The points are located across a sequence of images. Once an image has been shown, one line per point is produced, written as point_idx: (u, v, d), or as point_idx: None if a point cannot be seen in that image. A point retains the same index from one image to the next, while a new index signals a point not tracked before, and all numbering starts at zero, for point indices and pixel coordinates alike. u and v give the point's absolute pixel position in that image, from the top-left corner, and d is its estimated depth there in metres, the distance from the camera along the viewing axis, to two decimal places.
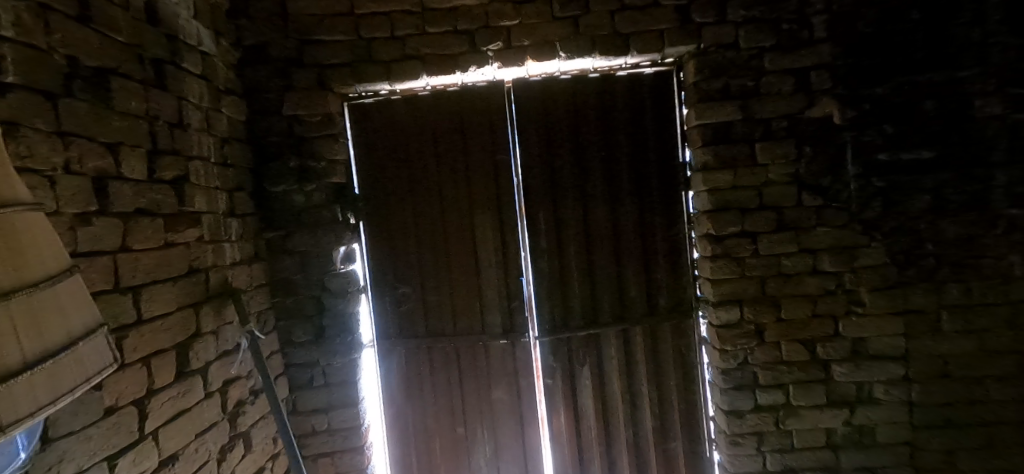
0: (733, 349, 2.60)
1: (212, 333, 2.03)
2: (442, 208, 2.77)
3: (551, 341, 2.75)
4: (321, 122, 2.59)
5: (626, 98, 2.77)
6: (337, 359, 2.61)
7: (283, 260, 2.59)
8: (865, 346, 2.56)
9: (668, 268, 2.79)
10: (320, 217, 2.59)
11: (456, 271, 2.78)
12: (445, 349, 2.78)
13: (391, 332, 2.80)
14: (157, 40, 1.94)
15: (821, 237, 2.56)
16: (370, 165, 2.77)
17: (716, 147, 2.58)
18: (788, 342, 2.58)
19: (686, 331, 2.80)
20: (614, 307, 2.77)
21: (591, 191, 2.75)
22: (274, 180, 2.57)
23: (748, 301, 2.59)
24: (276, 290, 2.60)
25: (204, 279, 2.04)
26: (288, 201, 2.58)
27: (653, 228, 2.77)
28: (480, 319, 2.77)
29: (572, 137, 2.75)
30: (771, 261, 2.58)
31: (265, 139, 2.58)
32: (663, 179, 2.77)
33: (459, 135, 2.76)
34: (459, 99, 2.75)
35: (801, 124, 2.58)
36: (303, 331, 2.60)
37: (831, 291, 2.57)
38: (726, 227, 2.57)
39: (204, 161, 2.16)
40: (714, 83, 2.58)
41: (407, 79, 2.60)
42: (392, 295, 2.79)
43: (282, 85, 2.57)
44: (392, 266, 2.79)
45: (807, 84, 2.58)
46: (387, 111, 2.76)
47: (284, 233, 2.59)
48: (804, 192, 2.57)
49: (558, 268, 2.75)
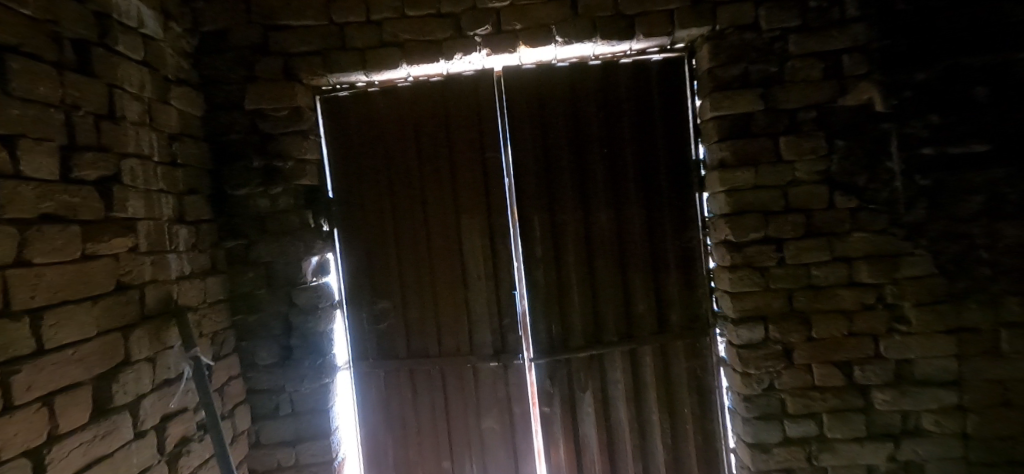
0: (756, 373, 2.28)
1: (146, 360, 1.75)
2: (425, 212, 2.46)
3: (548, 364, 2.42)
4: (288, 117, 2.30)
5: (631, 89, 2.46)
6: (306, 385, 2.30)
7: (245, 272, 2.30)
8: (909, 369, 2.23)
9: (680, 280, 2.47)
10: (286, 224, 2.30)
11: (440, 284, 2.47)
12: (428, 372, 2.47)
13: (368, 352, 2.49)
14: (82, 20, 1.68)
15: (856, 244, 2.23)
16: (346, 166, 2.48)
17: (734, 142, 2.27)
18: (820, 365, 2.25)
19: (702, 350, 2.47)
20: (620, 324, 2.44)
21: (592, 193, 2.44)
22: (235, 183, 2.28)
23: (773, 318, 2.27)
24: (237, 307, 2.30)
25: (138, 296, 1.76)
26: (250, 206, 2.29)
27: (663, 235, 2.46)
28: (468, 338, 2.45)
29: (571, 133, 2.44)
30: (799, 272, 2.26)
31: (224, 138, 2.29)
32: (674, 178, 2.46)
33: (444, 131, 2.46)
34: (444, 91, 2.45)
35: (832, 115, 2.26)
36: (267, 353, 2.30)
37: (870, 306, 2.24)
38: (747, 233, 2.26)
39: (143, 159, 1.88)
40: (731, 70, 2.28)
41: (385, 68, 2.32)
42: (369, 311, 2.49)
43: (244, 75, 2.28)
44: (369, 278, 2.49)
45: (838, 69, 2.26)
46: (363, 104, 2.47)
47: (247, 242, 2.30)
48: (837, 192, 2.24)
49: (556, 281, 2.43)
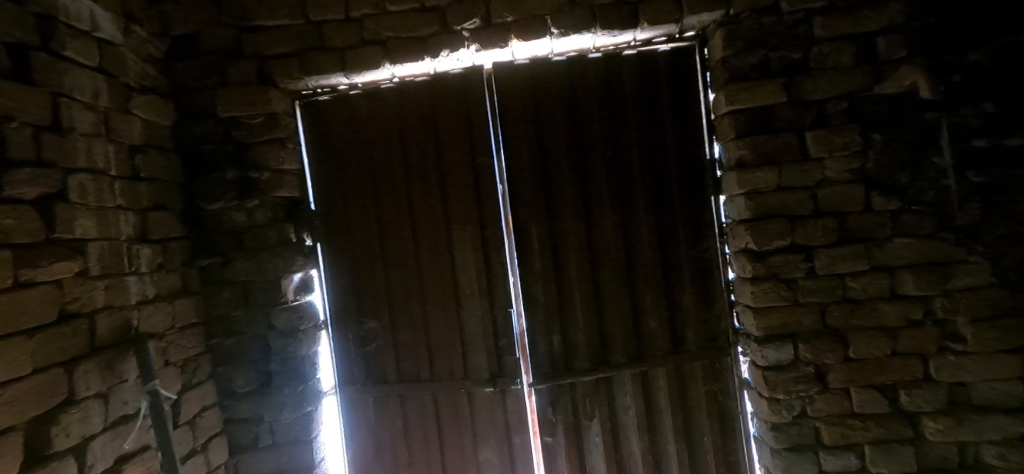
0: (786, 398, 2.03)
1: (97, 396, 1.58)
2: (414, 224, 2.27)
3: (550, 389, 2.19)
4: (264, 124, 2.13)
5: (637, 82, 2.23)
6: (286, 414, 2.12)
7: (221, 292, 2.12)
8: (965, 394, 1.95)
9: (696, 294, 2.22)
10: (264, 240, 2.12)
11: (432, 301, 2.26)
12: (420, 399, 2.27)
13: (355, 377, 2.30)
14: (20, 22, 1.53)
15: (898, 251, 1.98)
16: (329, 176, 2.30)
17: (754, 139, 2.04)
18: (859, 389, 1.99)
19: (723, 372, 2.22)
20: (630, 344, 2.20)
21: (596, 200, 2.21)
22: (207, 197, 2.10)
23: (804, 336, 2.02)
24: (213, 330, 2.12)
25: (86, 327, 1.59)
26: (224, 222, 2.12)
27: (676, 245, 2.22)
28: (462, 361, 2.24)
29: (571, 134, 2.21)
30: (833, 283, 2.01)
31: (197, 148, 2.13)
32: (688, 180, 2.22)
33: (432, 135, 2.26)
34: (432, 91, 2.25)
35: (865, 105, 2.00)
36: (245, 380, 2.12)
37: (918, 321, 1.97)
38: (772, 240, 2.02)
39: (96, 174, 1.72)
40: (749, 59, 2.05)
41: (366, 69, 2.13)
42: (356, 332, 2.30)
43: (217, 81, 2.12)
44: (355, 297, 2.30)
45: (871, 53, 2.00)
46: (347, 109, 2.29)
47: (223, 260, 2.13)
48: (874, 192, 1.99)
49: (557, 298, 2.20)
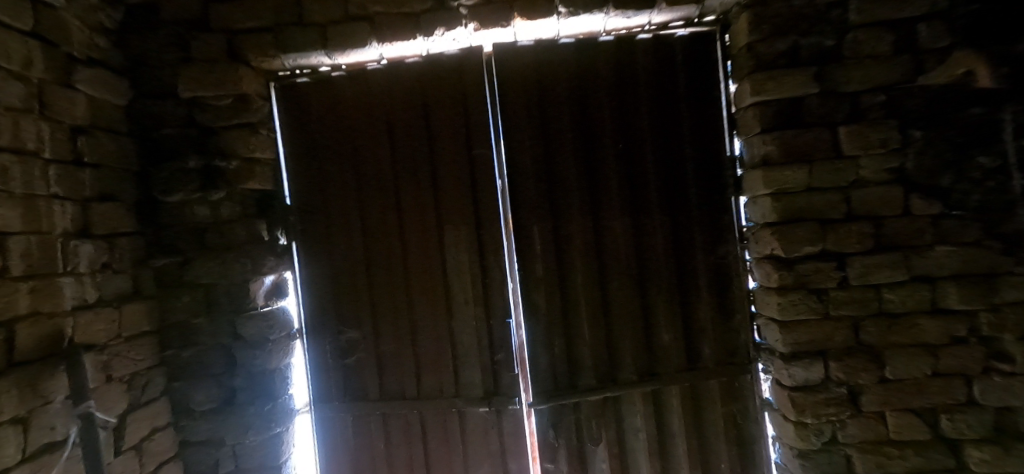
0: (815, 423, 1.83)
1: (12, 422, 1.32)
2: (401, 221, 2.03)
3: (552, 410, 1.96)
4: (231, 107, 1.88)
5: (650, 71, 2.01)
6: (251, 437, 1.86)
7: (178, 297, 1.85)
8: (1013, 420, 1.76)
9: (714, 304, 2.01)
10: (230, 238, 1.86)
11: (419, 309, 2.02)
12: (404, 418, 2.02)
13: (333, 393, 2.06)
14: None
15: (939, 260, 1.79)
16: (307, 167, 2.05)
17: (782, 134, 1.84)
18: (895, 413, 1.81)
19: (743, 392, 2.01)
20: (641, 361, 1.98)
21: (605, 198, 1.99)
22: (165, 188, 1.84)
23: (835, 354, 1.82)
24: (168, 340, 1.86)
25: (2, 338, 1.33)
26: (184, 217, 1.86)
27: (692, 251, 2.00)
28: (453, 377, 2.00)
29: (578, 126, 1.99)
30: (867, 294, 1.81)
31: (155, 133, 1.86)
32: (706, 178, 2.01)
33: (423, 123, 2.02)
34: (424, 75, 2.02)
35: (905, 99, 1.81)
36: (204, 397, 1.86)
37: (961, 338, 1.78)
38: (801, 246, 1.82)
39: (24, 156, 1.46)
40: (777, 45, 1.85)
41: (350, 47, 1.89)
42: (334, 342, 2.05)
43: (180, 57, 1.87)
44: (334, 303, 2.05)
45: (911, 42, 1.81)
46: (328, 92, 2.05)
47: (182, 260, 1.86)
48: (913, 195, 1.80)
49: (561, 308, 1.97)
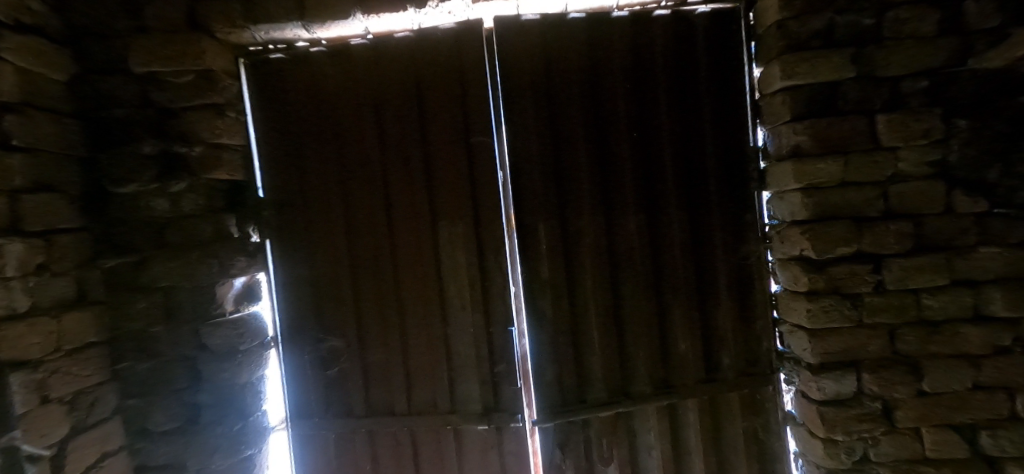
0: (845, 441, 1.67)
1: None
2: (389, 217, 1.81)
3: (558, 428, 1.77)
4: (193, 84, 1.63)
5: (669, 51, 1.81)
6: (218, 462, 1.63)
7: (133, 303, 1.61)
8: None
9: (734, 309, 1.84)
10: (194, 235, 1.63)
11: (410, 314, 1.81)
12: (393, 436, 1.82)
13: (313, 408, 1.84)
14: None
15: (983, 263, 1.63)
16: (282, 155, 1.82)
17: (815, 122, 1.66)
18: (932, 430, 1.65)
19: (764, 404, 1.85)
20: (656, 371, 1.80)
21: (618, 192, 1.79)
22: (116, 177, 1.59)
23: (869, 365, 1.66)
24: (121, 352, 1.62)
25: None
26: (137, 211, 1.61)
27: (711, 250, 1.82)
28: (448, 391, 1.80)
29: (588, 111, 1.79)
30: (905, 300, 1.65)
31: (104, 113, 1.61)
32: (727, 171, 1.83)
33: (415, 106, 1.79)
34: (415, 52, 1.79)
35: (949, 85, 1.63)
36: (165, 416, 1.62)
37: (1004, 348, 1.63)
38: (834, 247, 1.65)
39: None
40: (811, 23, 1.66)
41: (330, 19, 1.68)
42: (314, 351, 1.83)
43: (132, 26, 1.61)
44: (314, 308, 1.83)
45: (957, 22, 1.63)
46: (305, 70, 1.81)
47: (137, 261, 1.62)
48: (956, 191, 1.63)
49: (568, 314, 1.78)
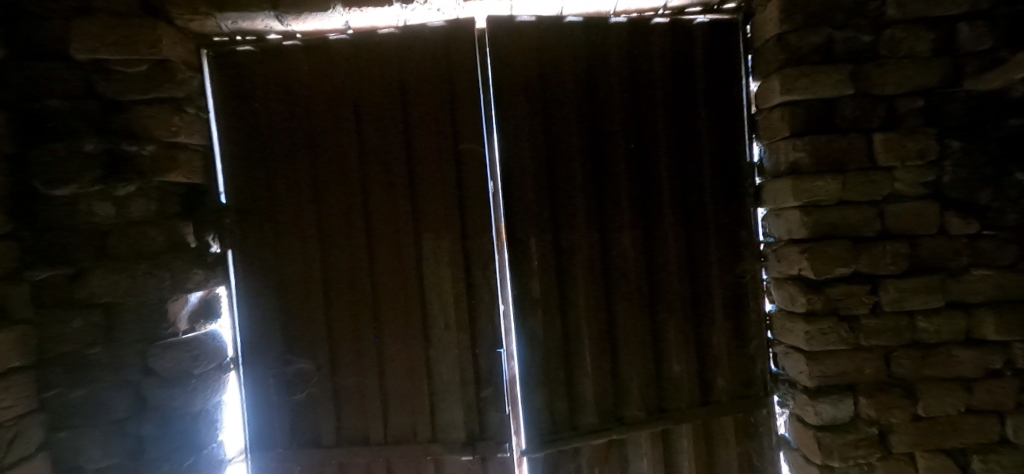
0: (842, 467, 1.62)
1: None
2: (367, 227, 1.66)
3: (547, 457, 1.66)
4: (146, 75, 1.46)
5: (665, 60, 1.75)
6: None
7: (66, 322, 1.40)
8: None
9: (728, 330, 1.78)
10: (142, 244, 1.45)
11: (388, 335, 1.66)
12: (367, 467, 1.66)
13: (277, 438, 1.66)
14: None
15: (976, 285, 1.60)
16: (248, 157, 1.65)
17: (814, 139, 1.61)
18: (927, 455, 1.61)
19: (758, 428, 1.79)
20: (649, 395, 1.72)
21: (612, 206, 1.71)
22: (48, 177, 1.38)
23: (865, 388, 1.62)
24: (49, 377, 1.40)
25: None
26: (75, 217, 1.41)
27: (706, 268, 1.76)
28: (429, 418, 1.66)
29: (580, 120, 1.70)
30: (902, 323, 1.61)
31: (37, 103, 1.40)
32: (723, 187, 1.77)
33: (398, 108, 1.66)
34: (399, 50, 1.66)
35: (943, 105, 1.61)
36: (100, 450, 1.41)
37: (996, 371, 1.61)
38: (832, 268, 1.60)
39: None
40: (810, 38, 1.61)
41: (307, 10, 1.54)
42: (279, 375, 1.66)
43: (74, 6, 1.42)
44: (280, 327, 1.66)
45: (950, 43, 1.61)
46: (277, 65, 1.65)
47: (74, 274, 1.42)
48: (949, 212, 1.60)
49: (559, 335, 1.68)
